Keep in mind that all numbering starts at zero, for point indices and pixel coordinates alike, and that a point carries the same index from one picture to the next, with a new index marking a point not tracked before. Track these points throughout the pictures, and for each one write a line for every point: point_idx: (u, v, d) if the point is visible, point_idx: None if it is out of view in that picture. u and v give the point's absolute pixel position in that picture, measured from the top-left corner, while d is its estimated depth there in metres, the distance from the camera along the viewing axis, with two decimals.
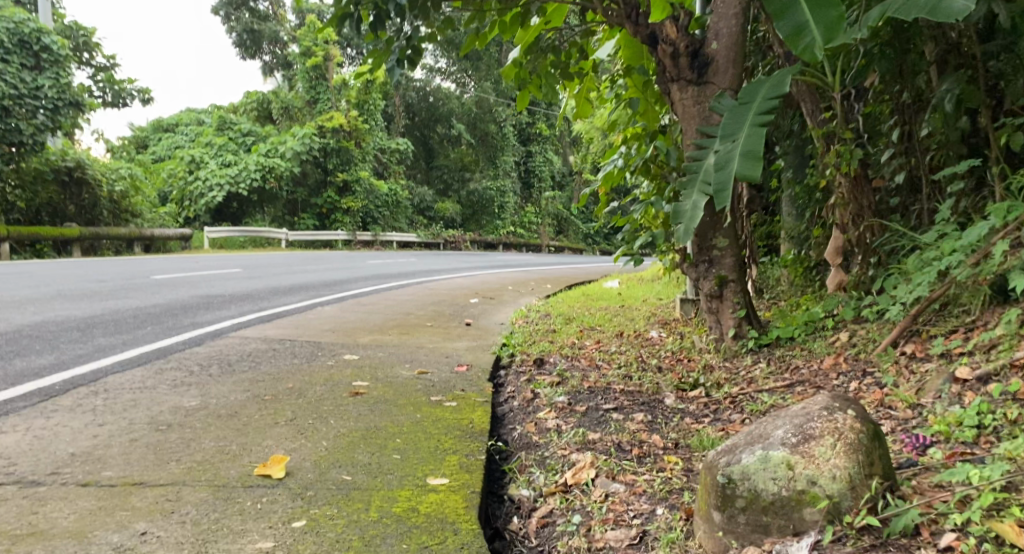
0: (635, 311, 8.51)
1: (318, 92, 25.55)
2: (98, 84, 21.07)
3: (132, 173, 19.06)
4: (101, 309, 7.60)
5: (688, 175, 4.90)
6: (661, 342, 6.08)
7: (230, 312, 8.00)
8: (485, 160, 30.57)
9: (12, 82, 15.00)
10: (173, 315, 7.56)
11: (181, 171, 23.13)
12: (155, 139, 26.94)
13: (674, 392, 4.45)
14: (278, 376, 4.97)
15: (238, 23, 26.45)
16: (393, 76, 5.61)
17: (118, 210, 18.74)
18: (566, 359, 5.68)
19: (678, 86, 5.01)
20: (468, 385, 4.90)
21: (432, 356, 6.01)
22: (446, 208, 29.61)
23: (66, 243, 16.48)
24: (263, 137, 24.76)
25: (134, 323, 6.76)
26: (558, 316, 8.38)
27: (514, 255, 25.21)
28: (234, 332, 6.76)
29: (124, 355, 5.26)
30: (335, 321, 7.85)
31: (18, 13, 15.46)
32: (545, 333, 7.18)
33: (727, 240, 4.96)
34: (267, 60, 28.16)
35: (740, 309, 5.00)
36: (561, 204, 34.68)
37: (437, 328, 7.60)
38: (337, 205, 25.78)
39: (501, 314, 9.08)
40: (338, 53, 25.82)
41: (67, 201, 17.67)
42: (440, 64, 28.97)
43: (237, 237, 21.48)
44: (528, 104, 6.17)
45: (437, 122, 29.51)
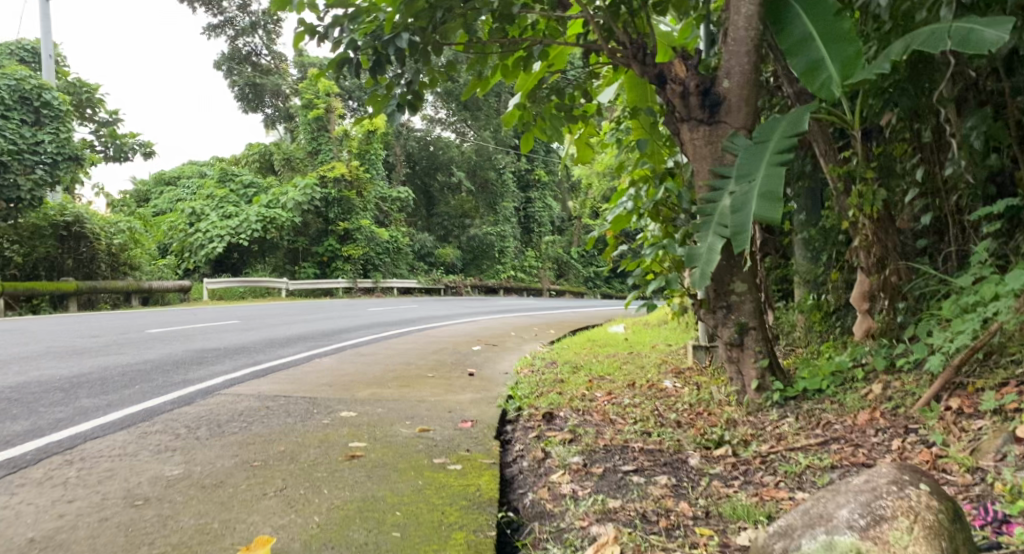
0: (645, 358, 8.18)
1: (320, 143, 25.61)
2: (100, 140, 21.11)
3: (132, 226, 18.92)
4: (90, 367, 7.28)
5: (702, 218, 4.65)
6: (676, 394, 5.74)
7: (224, 367, 7.68)
8: (485, 207, 30.83)
9: (11, 138, 14.99)
10: (165, 372, 7.23)
11: (182, 223, 23.02)
12: (157, 194, 26.90)
13: (697, 451, 4.11)
14: (269, 438, 4.63)
15: (240, 77, 26.65)
16: (394, 121, 5.41)
17: (117, 262, 18.53)
18: (577, 412, 5.35)
19: (687, 127, 4.77)
20: (474, 445, 4.57)
21: (435, 411, 5.67)
22: (447, 255, 29.43)
23: (63, 298, 16.22)
24: (265, 189, 24.73)
25: (122, 382, 6.42)
26: (565, 365, 8.04)
27: (517, 301, 24.95)
28: (227, 389, 6.43)
29: (108, 418, 4.94)
30: (333, 374, 7.51)
31: (20, 70, 15.50)
32: (553, 383, 6.84)
33: (745, 285, 4.66)
34: (269, 113, 28.35)
35: (763, 359, 4.69)
36: (562, 248, 34.56)
37: (439, 380, 7.26)
38: (338, 253, 25.50)
39: (506, 363, 8.75)
40: (340, 104, 25.97)
41: (65, 255, 17.49)
42: (440, 114, 29.12)
43: (237, 287, 21.26)
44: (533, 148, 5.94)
45: (438, 170, 29.56)
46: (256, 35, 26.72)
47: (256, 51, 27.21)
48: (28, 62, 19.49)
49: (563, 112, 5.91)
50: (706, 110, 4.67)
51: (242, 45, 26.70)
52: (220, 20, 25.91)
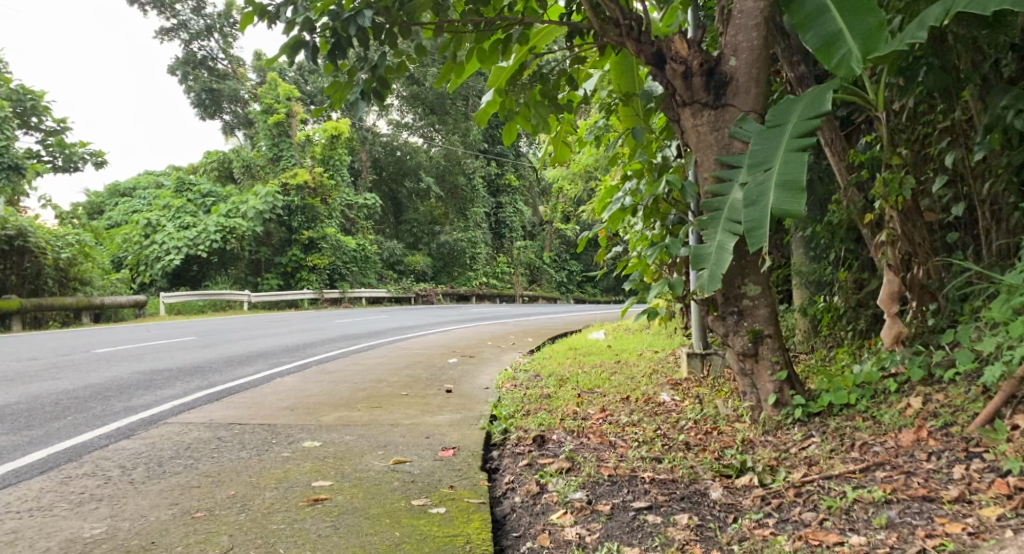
0: (635, 367, 7.63)
1: (281, 150, 24.75)
2: (47, 149, 19.99)
3: (81, 239, 17.90)
4: (20, 396, 6.51)
5: (711, 213, 4.13)
6: (678, 409, 5.21)
7: (173, 391, 6.95)
8: (455, 214, 30.05)
9: None
10: (105, 398, 6.50)
11: (137, 234, 21.96)
12: (112, 205, 25.70)
13: (717, 480, 3.57)
14: (217, 478, 3.98)
15: (196, 83, 25.66)
16: (356, 110, 4.80)
17: (65, 278, 17.51)
18: (571, 434, 4.79)
19: (688, 113, 4.25)
20: (458, 478, 4.00)
21: (410, 437, 5.06)
22: (417, 262, 28.73)
23: (5, 316, 15.19)
24: (224, 197, 23.81)
25: (52, 415, 5.69)
26: (550, 377, 7.46)
27: (490, 307, 24.32)
28: (175, 416, 5.76)
29: (26, 462, 4.27)
30: (295, 395, 6.83)
31: None
32: (539, 400, 6.25)
33: (759, 287, 4.15)
34: (228, 119, 27.44)
35: (781, 371, 4.17)
36: (534, 253, 34.04)
37: (414, 398, 6.64)
38: (303, 263, 24.64)
39: (485, 377, 8.15)
40: (301, 109, 25.20)
41: (7, 270, 16.42)
42: (405, 118, 28.45)
43: (195, 301, 20.34)
44: (516, 140, 5.38)
45: (405, 177, 28.87)
46: (212, 39, 25.79)
47: (212, 55, 26.24)
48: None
49: (547, 99, 5.35)
50: (712, 92, 4.15)
51: (197, 49, 25.79)
52: (173, 24, 24.97)
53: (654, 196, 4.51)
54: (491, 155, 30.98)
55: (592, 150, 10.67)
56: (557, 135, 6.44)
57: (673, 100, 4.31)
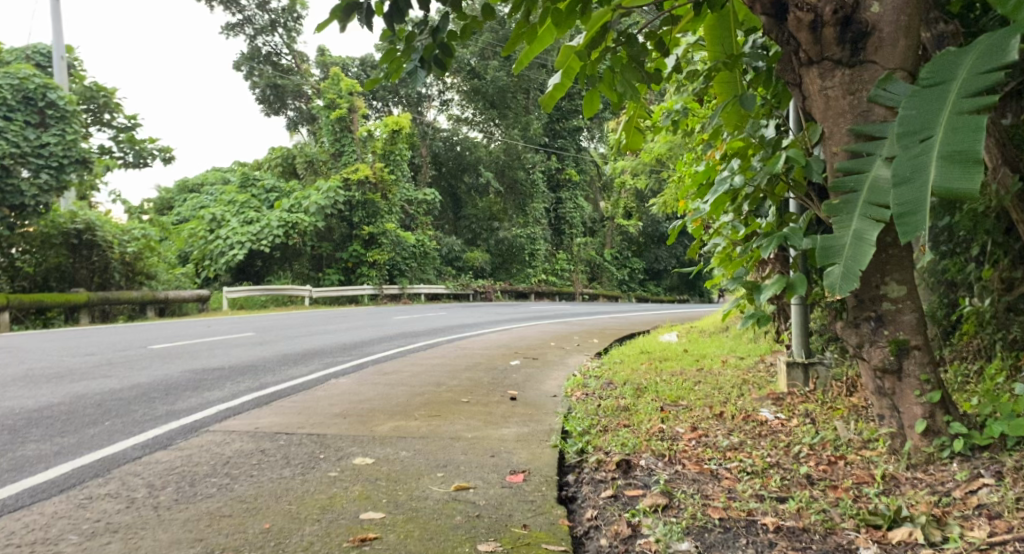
0: (721, 377, 6.82)
1: (344, 145, 24.65)
2: (119, 145, 20.20)
3: (147, 233, 17.88)
4: (63, 396, 6.14)
5: (845, 197, 3.35)
6: (786, 431, 4.45)
7: (221, 393, 6.49)
8: (513, 209, 29.48)
9: (14, 139, 13.98)
10: (150, 400, 6.08)
11: (202, 229, 22.01)
12: (180, 200, 25.84)
13: (864, 533, 2.87)
14: (252, 505, 3.43)
15: (261, 79, 25.70)
16: (416, 81, 4.16)
17: (132, 271, 17.58)
18: (661, 459, 4.07)
19: (814, 74, 3.49)
20: (531, 513, 3.34)
21: (473, 456, 4.43)
22: (476, 258, 28.26)
23: (74, 310, 15.26)
24: (287, 193, 23.73)
25: (90, 419, 5.26)
26: (625, 385, 6.73)
27: (552, 305, 23.67)
28: (219, 423, 5.28)
29: (47, 478, 3.83)
30: (348, 401, 6.28)
31: (24, 68, 14.54)
32: (616, 414, 5.53)
33: (904, 287, 3.37)
34: (292, 116, 27.50)
35: (932, 392, 3.36)
36: (595, 250, 33.20)
37: (476, 407, 6.01)
38: (363, 259, 24.42)
39: (552, 382, 7.48)
40: (363, 104, 25.03)
41: (77, 265, 16.54)
42: (465, 113, 28.07)
43: (259, 295, 20.33)
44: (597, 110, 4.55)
45: (464, 172, 28.56)
46: (275, 34, 25.78)
47: (277, 50, 26.26)
48: (47, 67, 18.69)
49: (636, 62, 4.38)
50: (848, 45, 3.36)
51: (262, 45, 25.88)
52: (239, 19, 25.09)
53: (762, 180, 3.78)
54: (552, 149, 30.16)
55: (667, 136, 9.86)
56: (629, 116, 5.66)
57: (796, 59, 3.55)
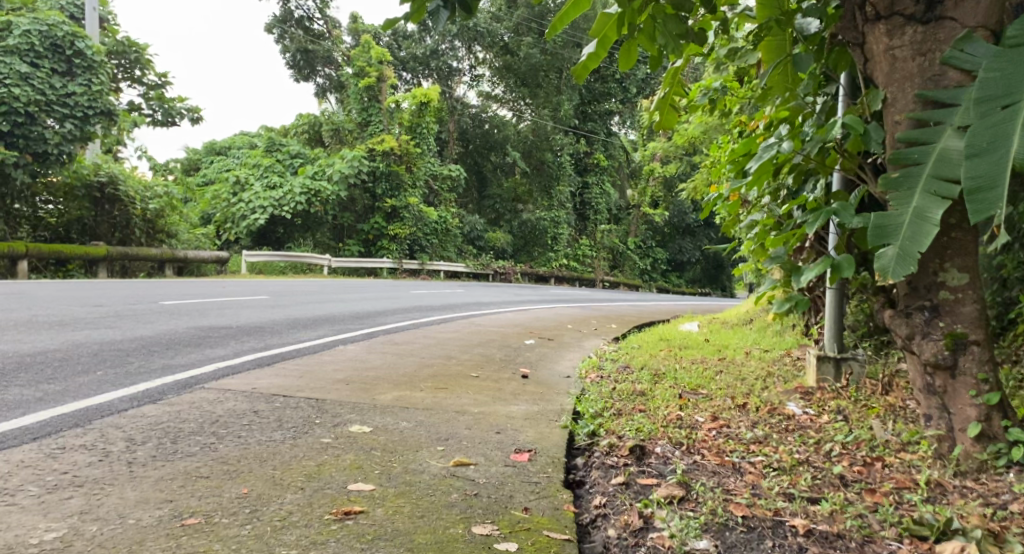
0: (745, 368, 6.48)
1: (370, 115, 24.26)
2: (149, 103, 20.09)
3: (170, 191, 17.70)
4: (61, 343, 5.95)
5: (905, 170, 2.98)
6: (816, 427, 4.13)
7: (224, 351, 6.27)
8: (539, 191, 28.89)
9: (40, 87, 13.81)
10: (149, 352, 5.87)
11: (225, 191, 21.96)
12: (207, 161, 25.58)
13: (908, 545, 2.57)
14: (234, 467, 3.18)
15: (292, 43, 25.43)
16: (437, 21, 3.84)
17: (153, 229, 17.39)
18: (678, 447, 3.77)
19: (880, 31, 3.15)
20: (531, 496, 3.06)
21: (477, 431, 4.15)
22: (497, 238, 27.98)
23: (93, 264, 15.14)
24: (312, 160, 23.55)
25: (81, 368, 5.04)
26: (642, 371, 6.42)
27: (570, 290, 23.31)
28: (213, 381, 5.05)
29: (24, 424, 3.61)
30: (352, 368, 6.03)
31: (54, 15, 14.31)
32: (632, 399, 5.24)
33: (965, 275, 3.02)
34: (321, 82, 27.19)
35: (989, 394, 3.00)
36: (618, 237, 32.73)
37: (483, 382, 5.73)
38: (384, 231, 24.25)
39: (566, 363, 7.20)
40: (393, 75, 24.71)
41: (98, 219, 16.38)
42: (495, 91, 27.66)
43: (278, 262, 20.17)
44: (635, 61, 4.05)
45: (491, 150, 28.34)
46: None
47: (309, 15, 25.88)
48: (80, 19, 18.55)
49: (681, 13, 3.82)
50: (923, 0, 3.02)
51: (294, 8, 25.36)
52: None
53: (813, 148, 3.41)
54: (581, 131, 29.65)
55: (703, 116, 9.47)
56: (666, 90, 5.26)
57: (861, 14, 3.23)
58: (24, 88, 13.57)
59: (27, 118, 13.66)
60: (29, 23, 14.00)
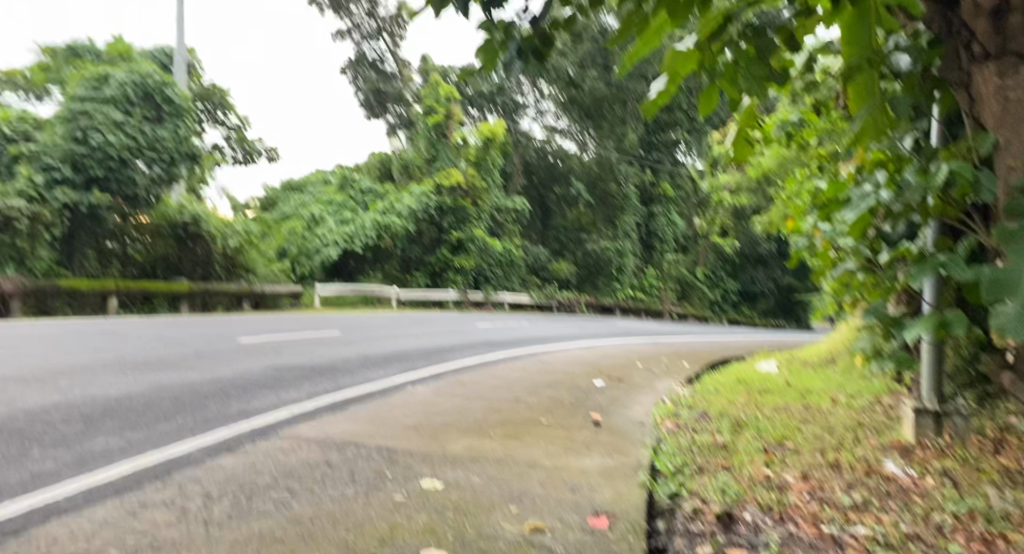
0: (833, 418, 6.14)
1: (438, 150, 24.84)
2: (230, 143, 20.92)
3: (248, 228, 18.28)
4: (143, 384, 6.08)
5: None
6: (921, 494, 3.86)
7: (298, 394, 6.30)
8: (604, 221, 28.87)
9: (132, 134, 14.46)
10: (226, 394, 5.94)
11: (300, 227, 22.58)
12: (283, 197, 26.37)
13: None
14: (307, 529, 3.11)
15: (365, 84, 26.16)
16: (510, 72, 3.82)
17: (232, 265, 17.92)
18: (769, 514, 3.55)
19: (989, 71, 2.86)
20: None
21: (551, 489, 3.99)
22: (562, 269, 27.86)
23: (176, 299, 15.69)
24: (382, 195, 24.03)
25: (161, 413, 5.11)
26: (722, 419, 6.15)
27: (637, 323, 22.92)
28: (288, 427, 5.05)
29: (107, 478, 3.65)
30: (421, 413, 5.95)
31: (147, 66, 15.15)
32: (713, 452, 5.03)
33: None
34: (391, 121, 27.34)
35: None
36: (686, 268, 32.14)
37: (555, 430, 5.57)
38: (451, 264, 24.46)
39: (639, 408, 6.95)
40: (461, 112, 25.13)
41: (182, 257, 16.96)
42: (561, 124, 27.79)
43: (348, 294, 20.51)
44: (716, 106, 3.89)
45: (556, 182, 28.40)
46: (381, 40, 26.19)
47: (381, 56, 26.64)
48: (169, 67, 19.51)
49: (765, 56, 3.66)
50: None
51: (367, 50, 26.37)
52: (347, 24, 25.68)
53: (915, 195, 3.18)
54: (647, 162, 29.39)
55: (779, 149, 9.17)
56: (741, 129, 5.07)
57: (968, 53, 2.98)
58: (118, 135, 14.28)
59: (119, 164, 14.36)
60: (127, 75, 14.74)
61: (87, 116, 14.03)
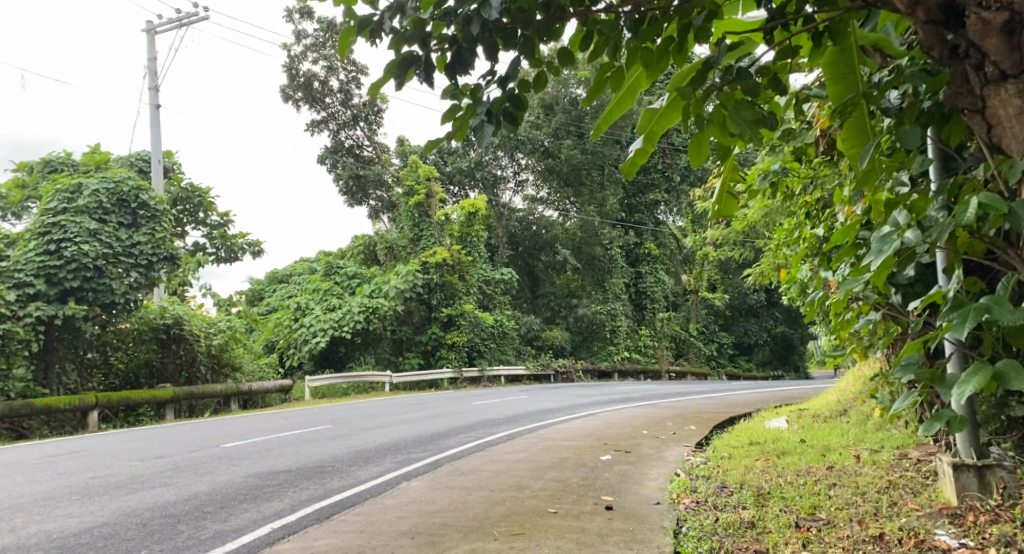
0: (862, 479, 5.66)
1: (422, 229, 24.52)
2: (212, 242, 20.62)
3: (233, 324, 17.74)
4: (110, 511, 5.54)
5: None
6: None
7: (282, 504, 5.77)
8: (592, 285, 28.53)
9: (109, 241, 14.09)
10: (201, 514, 5.41)
11: (287, 318, 22.05)
12: (269, 291, 25.89)
13: None
14: None
15: (343, 171, 26.11)
16: (482, 138, 3.49)
17: (218, 363, 17.32)
18: None
19: (1008, 90, 2.65)
20: None
21: None
22: (556, 336, 27.20)
23: (160, 406, 14.99)
24: (368, 278, 23.68)
25: (125, 546, 4.59)
26: (743, 490, 5.67)
27: (637, 386, 22.32)
28: (266, 549, 4.52)
29: None
30: (418, 514, 5.42)
31: (121, 172, 14.99)
32: (742, 532, 4.55)
33: None
34: (373, 204, 27.40)
35: None
36: (680, 325, 31.74)
37: (566, 522, 5.07)
38: (443, 341, 23.87)
39: (652, 485, 6.45)
40: (441, 189, 25.12)
41: (166, 360, 16.38)
42: (541, 193, 27.85)
43: (339, 383, 19.87)
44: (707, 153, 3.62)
45: (542, 251, 28.15)
46: (357, 127, 26.49)
47: (359, 142, 26.79)
48: (147, 172, 19.39)
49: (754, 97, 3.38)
50: None
51: (344, 138, 26.51)
52: (322, 115, 25.91)
53: (944, 234, 2.86)
54: (630, 223, 29.33)
55: (764, 199, 8.98)
56: (723, 179, 4.80)
57: (979, 76, 2.72)
58: (93, 243, 13.82)
59: (94, 272, 13.84)
60: (97, 182, 14.61)
61: (62, 227, 13.75)
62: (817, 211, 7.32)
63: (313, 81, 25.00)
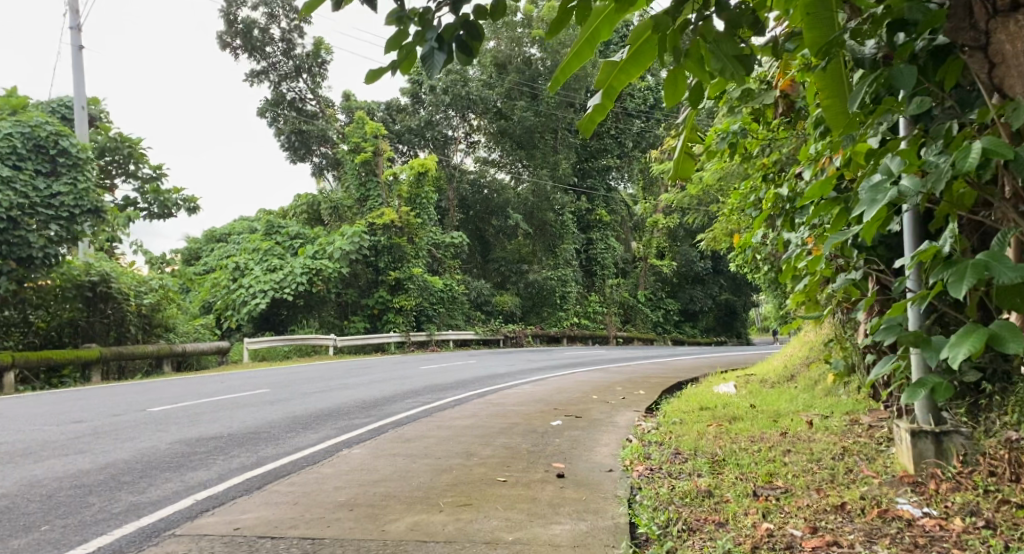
0: (816, 446, 5.54)
1: (369, 190, 23.81)
2: (144, 196, 19.58)
3: (165, 284, 16.93)
4: (12, 481, 5.03)
5: None
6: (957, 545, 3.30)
7: (209, 473, 5.34)
8: (544, 250, 28.14)
9: (23, 190, 13.15)
10: (116, 484, 4.95)
11: (224, 278, 21.25)
12: (207, 250, 24.84)
13: None
14: None
15: (286, 125, 25.14)
16: (432, 69, 3.11)
17: (149, 324, 16.57)
18: None
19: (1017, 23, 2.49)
20: None
21: None
22: (505, 301, 26.99)
23: (86, 367, 14.19)
24: (312, 239, 22.88)
25: (25, 522, 4.13)
26: (697, 457, 5.48)
27: (586, 351, 22.25)
28: (187, 522, 4.13)
29: None
30: (358, 483, 5.08)
31: (36, 116, 13.87)
32: (699, 501, 4.34)
33: None
34: (318, 161, 26.54)
35: None
36: (628, 292, 31.86)
37: (516, 491, 4.80)
38: (390, 305, 23.39)
39: (604, 451, 6.23)
40: (389, 148, 24.31)
41: (92, 320, 15.51)
42: (493, 155, 27.38)
43: (280, 346, 19.23)
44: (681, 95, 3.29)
45: (493, 215, 27.58)
46: (300, 80, 25.33)
47: (302, 96, 25.68)
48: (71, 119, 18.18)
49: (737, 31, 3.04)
50: None
51: (286, 91, 25.34)
52: (263, 65, 24.74)
53: (943, 183, 2.64)
54: (582, 189, 29.10)
55: (721, 161, 8.75)
56: (683, 141, 4.46)
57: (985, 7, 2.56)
58: (6, 192, 12.83)
59: (8, 223, 12.84)
60: (11, 126, 13.54)
61: None
62: (774, 174, 7.12)
63: (252, 29, 23.78)
